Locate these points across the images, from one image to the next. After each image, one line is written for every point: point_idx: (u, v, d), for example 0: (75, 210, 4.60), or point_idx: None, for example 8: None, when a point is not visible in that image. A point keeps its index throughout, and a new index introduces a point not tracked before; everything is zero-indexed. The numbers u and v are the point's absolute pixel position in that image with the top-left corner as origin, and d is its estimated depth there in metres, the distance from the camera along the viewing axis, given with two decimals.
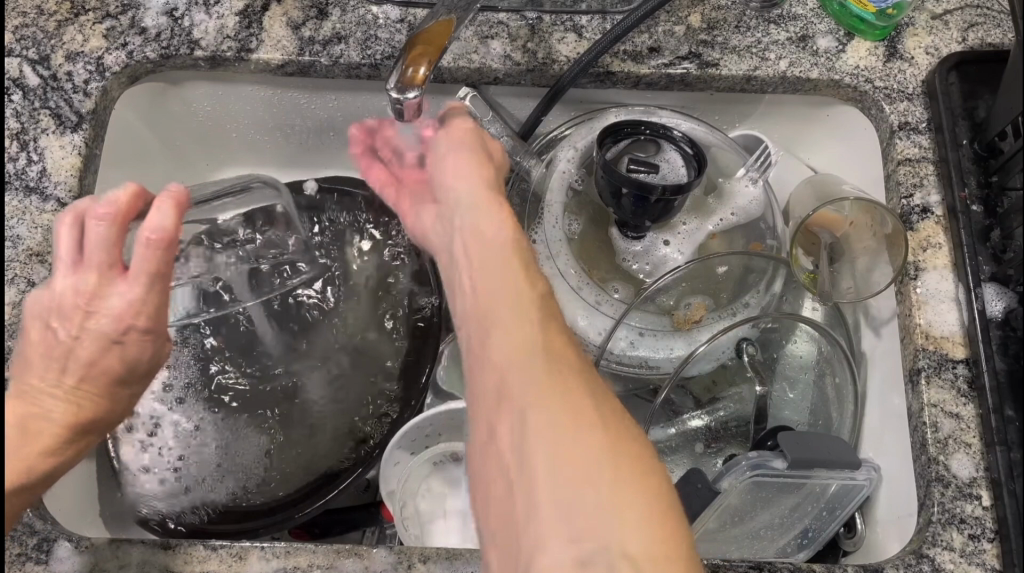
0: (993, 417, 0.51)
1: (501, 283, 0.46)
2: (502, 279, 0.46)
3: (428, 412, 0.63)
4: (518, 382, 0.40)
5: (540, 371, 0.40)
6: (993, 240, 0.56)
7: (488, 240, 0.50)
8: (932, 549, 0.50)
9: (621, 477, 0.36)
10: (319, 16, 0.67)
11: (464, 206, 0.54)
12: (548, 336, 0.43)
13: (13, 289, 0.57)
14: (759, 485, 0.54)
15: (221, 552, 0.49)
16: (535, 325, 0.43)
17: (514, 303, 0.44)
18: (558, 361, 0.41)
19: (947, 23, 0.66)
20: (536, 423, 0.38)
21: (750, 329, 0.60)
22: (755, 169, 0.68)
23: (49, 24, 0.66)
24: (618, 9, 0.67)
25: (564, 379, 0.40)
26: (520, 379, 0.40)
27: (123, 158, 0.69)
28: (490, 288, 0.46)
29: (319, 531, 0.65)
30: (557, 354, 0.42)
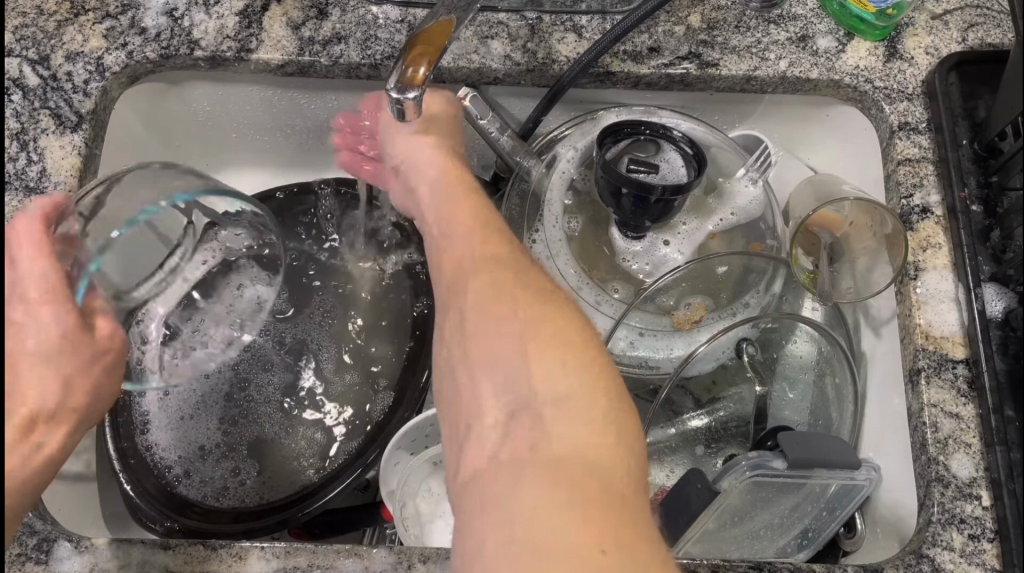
0: (993, 417, 0.51)
1: (462, 239, 0.50)
2: (459, 234, 0.50)
3: (426, 415, 0.61)
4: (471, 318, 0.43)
5: (484, 298, 0.44)
6: (993, 241, 0.56)
7: (456, 205, 0.54)
8: (932, 549, 0.50)
9: (566, 384, 0.39)
10: (319, 16, 0.67)
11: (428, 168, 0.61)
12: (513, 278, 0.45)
13: None
14: (758, 484, 0.54)
15: (221, 552, 0.49)
16: (488, 262, 0.46)
17: (477, 242, 0.49)
18: (509, 285, 0.44)
19: (947, 24, 0.66)
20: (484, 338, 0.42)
21: (750, 329, 0.60)
22: (755, 169, 0.68)
23: (49, 24, 0.66)
24: (618, 10, 0.67)
25: (514, 303, 0.43)
26: (471, 314, 0.44)
27: (123, 159, 0.69)
28: (450, 242, 0.50)
29: (319, 531, 0.64)
30: (507, 278, 0.45)
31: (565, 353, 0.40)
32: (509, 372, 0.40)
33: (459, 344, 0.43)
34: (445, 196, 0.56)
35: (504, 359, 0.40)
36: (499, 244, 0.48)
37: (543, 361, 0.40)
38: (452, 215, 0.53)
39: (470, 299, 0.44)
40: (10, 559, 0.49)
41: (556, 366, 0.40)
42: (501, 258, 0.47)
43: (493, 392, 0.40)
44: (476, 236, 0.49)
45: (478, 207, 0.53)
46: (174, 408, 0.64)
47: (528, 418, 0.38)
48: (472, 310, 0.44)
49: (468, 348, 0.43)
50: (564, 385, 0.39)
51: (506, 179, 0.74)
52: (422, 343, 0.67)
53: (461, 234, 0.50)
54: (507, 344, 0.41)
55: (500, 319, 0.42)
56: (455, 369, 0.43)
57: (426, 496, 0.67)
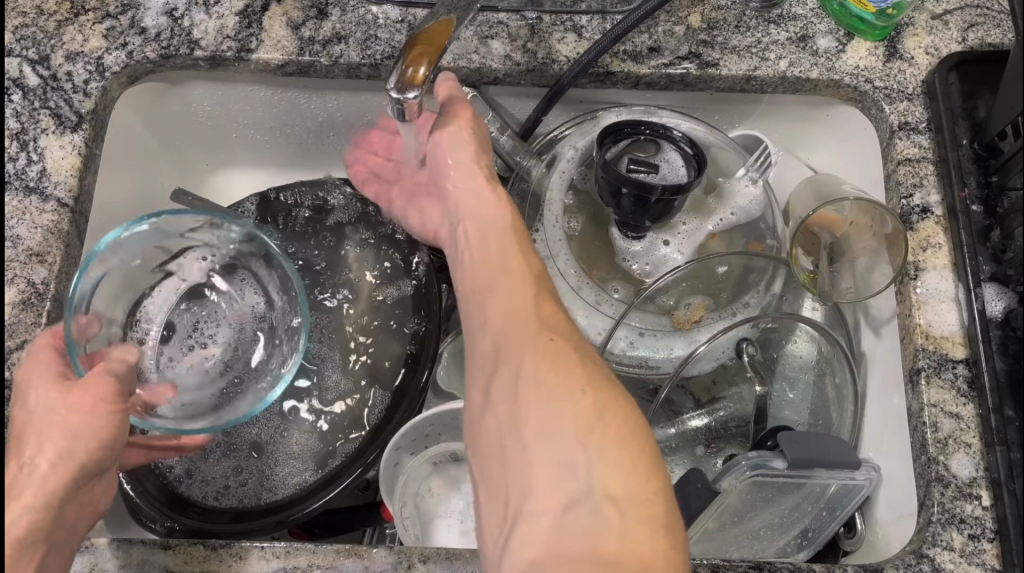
0: (993, 417, 0.51)
1: (511, 292, 0.50)
2: (506, 284, 0.51)
3: (426, 414, 0.62)
4: (521, 374, 0.44)
5: (529, 367, 0.44)
6: (993, 241, 0.56)
7: (495, 252, 0.54)
8: (932, 549, 0.50)
9: (615, 451, 0.40)
10: (319, 16, 0.67)
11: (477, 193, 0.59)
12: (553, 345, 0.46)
13: (13, 289, 0.57)
14: (758, 485, 0.54)
15: (221, 552, 0.49)
16: (540, 323, 0.47)
17: (516, 301, 0.49)
18: (562, 351, 0.45)
19: (947, 23, 0.66)
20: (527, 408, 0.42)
21: (750, 329, 0.60)
22: (755, 169, 0.68)
23: (49, 24, 0.66)
24: (618, 10, 0.67)
25: (568, 369, 0.44)
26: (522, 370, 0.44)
27: (123, 159, 0.69)
28: (496, 290, 0.51)
29: (319, 531, 0.64)
30: (559, 344, 0.46)
31: (615, 422, 0.42)
32: (558, 433, 0.41)
33: (505, 396, 0.44)
34: (485, 236, 0.56)
35: (554, 419, 0.41)
36: (551, 305, 0.49)
37: (594, 427, 0.41)
38: (496, 259, 0.54)
39: (513, 364, 0.45)
40: None
41: (608, 433, 0.41)
42: (553, 322, 0.48)
43: (540, 449, 0.41)
44: (526, 291, 0.50)
45: (525, 258, 0.53)
46: None
47: (571, 499, 0.39)
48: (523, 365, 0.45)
49: (517, 403, 0.43)
50: (614, 452, 0.40)
51: (507, 179, 0.74)
52: (422, 343, 0.67)
53: (508, 284, 0.51)
54: (558, 406, 0.42)
55: (553, 381, 0.43)
56: (501, 428, 0.44)
57: (426, 496, 0.67)
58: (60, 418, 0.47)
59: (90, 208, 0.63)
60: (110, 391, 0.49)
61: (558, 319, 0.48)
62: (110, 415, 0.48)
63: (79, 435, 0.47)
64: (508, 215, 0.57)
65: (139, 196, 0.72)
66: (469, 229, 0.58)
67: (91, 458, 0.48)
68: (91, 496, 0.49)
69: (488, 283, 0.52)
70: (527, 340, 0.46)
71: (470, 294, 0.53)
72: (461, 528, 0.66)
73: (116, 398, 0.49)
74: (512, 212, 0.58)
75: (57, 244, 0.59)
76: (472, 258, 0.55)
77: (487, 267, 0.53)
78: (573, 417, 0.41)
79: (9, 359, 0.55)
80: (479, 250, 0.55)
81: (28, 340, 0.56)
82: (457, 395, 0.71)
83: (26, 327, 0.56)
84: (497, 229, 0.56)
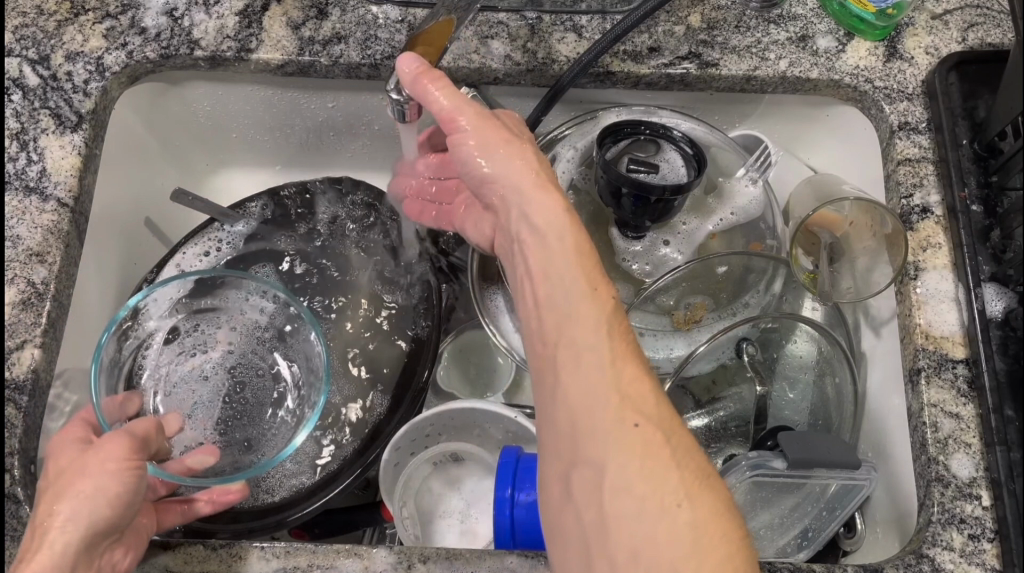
0: (993, 417, 0.51)
1: (577, 324, 0.44)
2: (569, 314, 0.45)
3: (426, 414, 0.62)
4: (596, 441, 0.40)
5: (604, 427, 0.40)
6: (993, 240, 0.56)
7: (549, 262, 0.48)
8: (933, 549, 0.49)
9: (708, 539, 0.37)
10: (319, 16, 0.67)
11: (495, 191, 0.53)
12: (630, 403, 0.41)
13: (13, 289, 0.57)
14: (758, 485, 0.55)
15: (220, 552, 0.49)
16: (616, 372, 0.42)
17: (585, 332, 0.44)
18: (642, 410, 0.41)
19: (947, 23, 0.66)
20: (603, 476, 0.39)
21: (750, 329, 0.60)
22: (755, 169, 0.68)
23: (49, 24, 0.66)
24: (618, 10, 0.67)
25: (649, 438, 0.40)
26: (596, 428, 0.40)
27: (123, 158, 0.69)
28: (561, 318, 0.45)
29: (319, 531, 0.65)
30: (637, 401, 0.41)
31: (706, 504, 0.38)
32: (643, 517, 0.38)
33: (578, 462, 0.41)
34: (539, 246, 0.49)
35: (636, 502, 0.38)
36: (626, 342, 0.43)
37: (683, 509, 0.37)
38: (553, 275, 0.47)
39: (586, 421, 0.41)
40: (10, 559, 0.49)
41: (700, 518, 0.37)
42: (629, 367, 0.42)
43: (623, 530, 0.38)
44: (597, 324, 0.44)
45: (589, 277, 0.46)
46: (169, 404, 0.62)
47: None
48: (596, 427, 0.40)
49: (594, 471, 0.40)
50: (707, 544, 0.37)
51: None
52: (422, 343, 0.67)
53: (573, 312, 0.45)
54: (640, 483, 0.38)
55: (636, 455, 0.39)
56: (572, 491, 0.41)
57: (427, 496, 0.67)
58: (75, 478, 0.46)
59: (90, 208, 0.63)
60: (125, 450, 0.48)
61: (634, 361, 0.43)
62: (124, 474, 0.47)
63: (92, 493, 0.45)
64: (565, 223, 0.49)
65: (139, 193, 0.72)
66: (522, 238, 0.51)
67: (108, 516, 0.45)
68: (108, 559, 0.46)
69: (548, 306, 0.46)
70: (600, 395, 0.41)
71: (531, 316, 0.48)
72: (461, 528, 0.66)
73: (133, 457, 0.48)
74: (568, 217, 0.49)
75: (57, 244, 0.59)
76: (529, 271, 0.49)
77: (545, 284, 0.47)
78: (659, 502, 0.38)
79: (9, 358, 0.55)
80: (532, 258, 0.49)
81: (27, 340, 0.56)
82: (457, 395, 0.71)
83: (26, 326, 0.56)
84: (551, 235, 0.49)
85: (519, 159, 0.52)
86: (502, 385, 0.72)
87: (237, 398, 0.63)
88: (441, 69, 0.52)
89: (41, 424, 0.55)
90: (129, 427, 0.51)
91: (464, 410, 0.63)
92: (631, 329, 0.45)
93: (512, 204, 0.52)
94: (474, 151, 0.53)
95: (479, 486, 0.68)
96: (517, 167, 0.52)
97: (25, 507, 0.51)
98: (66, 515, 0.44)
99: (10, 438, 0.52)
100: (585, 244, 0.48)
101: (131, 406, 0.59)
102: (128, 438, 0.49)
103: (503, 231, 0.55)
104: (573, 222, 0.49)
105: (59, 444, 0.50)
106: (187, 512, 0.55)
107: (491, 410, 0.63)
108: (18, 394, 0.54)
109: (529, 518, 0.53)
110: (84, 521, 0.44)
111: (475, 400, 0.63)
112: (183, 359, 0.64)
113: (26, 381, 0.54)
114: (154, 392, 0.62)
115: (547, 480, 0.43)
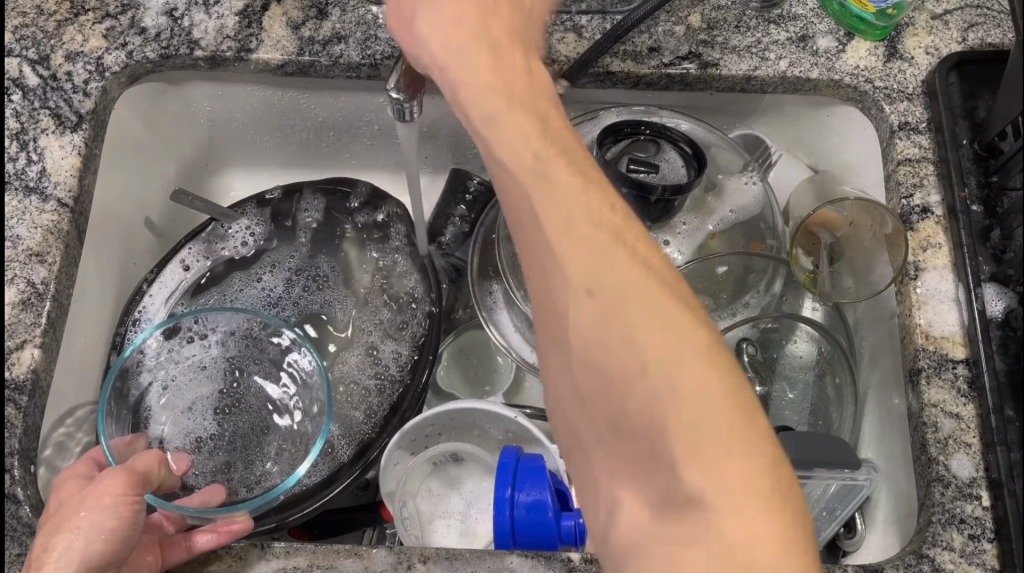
0: (993, 417, 0.51)
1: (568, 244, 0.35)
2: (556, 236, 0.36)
3: (427, 413, 0.63)
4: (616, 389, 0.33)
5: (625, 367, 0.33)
6: (993, 241, 0.56)
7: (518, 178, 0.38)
8: (933, 549, 0.49)
9: (759, 483, 0.31)
10: (319, 16, 0.67)
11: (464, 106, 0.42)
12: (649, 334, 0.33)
13: (13, 290, 0.57)
14: None
15: (221, 553, 0.50)
16: (626, 297, 0.34)
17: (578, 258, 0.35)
18: (663, 343, 0.33)
19: (947, 24, 0.66)
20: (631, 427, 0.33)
21: (750, 329, 0.61)
22: (755, 168, 0.69)
23: (49, 24, 0.66)
24: (618, 10, 0.67)
25: (678, 371, 0.32)
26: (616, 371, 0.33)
27: (122, 157, 0.69)
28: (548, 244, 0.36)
29: (320, 531, 0.64)
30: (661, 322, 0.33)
31: (749, 434, 0.32)
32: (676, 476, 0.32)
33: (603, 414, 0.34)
34: (499, 137, 0.39)
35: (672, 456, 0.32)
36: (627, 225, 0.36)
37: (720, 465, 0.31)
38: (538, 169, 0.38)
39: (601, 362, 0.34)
40: (10, 559, 0.49)
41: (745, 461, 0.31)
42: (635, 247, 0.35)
43: (660, 485, 0.32)
44: (591, 240, 0.35)
45: (568, 183, 0.37)
46: (174, 404, 0.62)
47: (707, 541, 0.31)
48: (609, 363, 0.34)
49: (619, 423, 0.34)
50: (760, 487, 0.31)
51: None
52: (421, 343, 0.67)
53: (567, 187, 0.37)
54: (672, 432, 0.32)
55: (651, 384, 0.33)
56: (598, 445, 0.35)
57: (427, 495, 0.67)
58: (71, 513, 0.46)
59: (90, 208, 0.63)
60: (121, 485, 0.48)
61: (644, 276, 0.34)
62: (119, 509, 0.47)
63: (85, 528, 0.45)
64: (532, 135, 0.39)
65: (138, 197, 0.72)
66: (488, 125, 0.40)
67: (102, 552, 0.45)
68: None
69: (531, 232, 0.37)
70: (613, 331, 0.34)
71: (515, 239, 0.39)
72: (461, 528, 0.66)
73: (130, 492, 0.48)
74: (535, 126, 0.39)
75: (57, 244, 0.59)
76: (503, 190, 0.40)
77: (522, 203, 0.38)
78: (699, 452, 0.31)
79: (9, 358, 0.55)
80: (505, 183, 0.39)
81: (27, 340, 0.56)
82: (457, 395, 0.72)
83: (26, 326, 0.56)
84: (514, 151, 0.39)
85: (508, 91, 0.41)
86: (502, 384, 0.72)
87: (239, 396, 0.63)
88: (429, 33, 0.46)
89: (41, 424, 0.55)
90: (131, 463, 0.51)
91: (464, 410, 0.64)
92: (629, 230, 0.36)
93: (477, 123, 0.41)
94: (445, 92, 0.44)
95: (478, 487, 0.68)
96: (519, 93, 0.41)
97: (25, 507, 0.51)
98: (60, 551, 0.44)
99: (10, 438, 0.52)
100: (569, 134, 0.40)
101: (139, 444, 0.57)
102: (126, 473, 0.49)
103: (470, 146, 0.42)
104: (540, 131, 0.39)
105: (62, 481, 0.50)
106: (191, 548, 0.49)
107: (491, 410, 0.64)
108: (18, 394, 0.54)
109: (529, 518, 0.53)
110: (77, 556, 0.44)
111: (476, 401, 0.64)
112: (183, 361, 0.64)
113: (26, 381, 0.54)
114: (160, 397, 0.62)
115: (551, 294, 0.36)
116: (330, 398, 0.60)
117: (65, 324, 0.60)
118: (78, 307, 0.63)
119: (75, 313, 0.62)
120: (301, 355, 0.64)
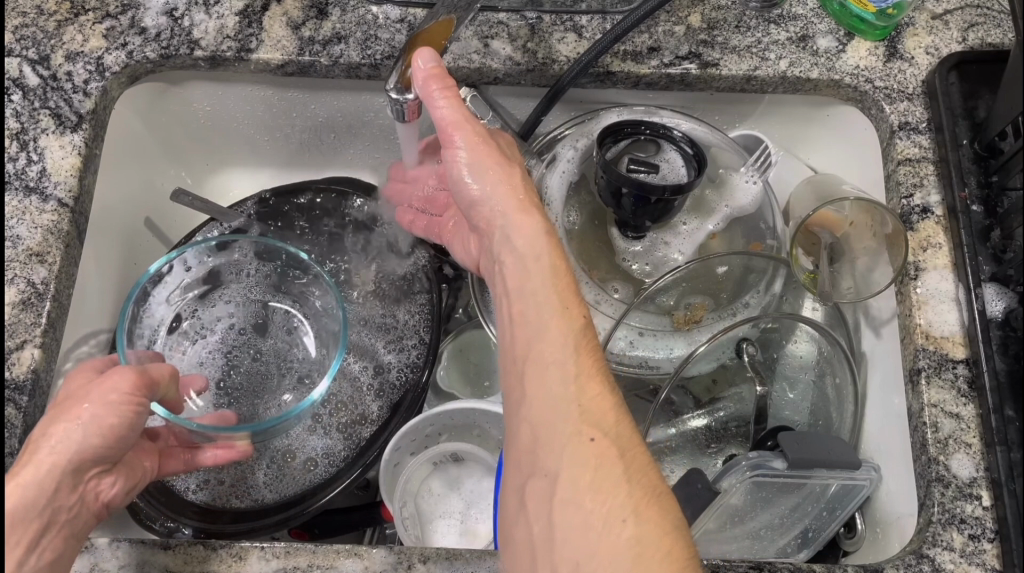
0: (993, 417, 0.51)
1: (545, 341, 0.44)
2: (540, 330, 0.45)
3: (427, 414, 0.63)
4: (551, 454, 0.40)
5: (562, 416, 0.41)
6: (993, 241, 0.56)
7: (522, 267, 0.48)
8: (933, 549, 0.49)
9: (649, 556, 0.37)
10: (319, 16, 0.67)
11: (512, 249, 0.50)
12: (574, 411, 0.41)
13: (13, 289, 0.57)
14: (759, 485, 0.54)
15: (221, 552, 0.49)
16: (579, 389, 0.42)
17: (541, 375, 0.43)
18: (600, 425, 0.41)
19: (947, 23, 0.66)
20: (558, 475, 0.39)
21: (750, 329, 0.60)
22: (755, 168, 0.68)
23: (49, 24, 0.66)
24: (618, 10, 0.67)
25: (603, 451, 0.40)
26: (555, 445, 0.40)
27: (123, 160, 0.69)
28: (531, 336, 0.45)
29: (319, 531, 0.63)
30: (601, 414, 0.41)
31: (654, 524, 0.38)
32: (591, 528, 0.38)
33: (534, 474, 0.40)
34: (526, 223, 0.50)
35: (584, 515, 0.38)
36: (592, 361, 0.43)
37: (628, 526, 0.37)
38: (528, 291, 0.47)
39: (546, 437, 0.41)
40: None
41: (643, 533, 0.37)
42: (592, 385, 0.42)
43: (563, 509, 0.39)
44: (565, 337, 0.44)
45: (556, 292, 0.46)
46: None
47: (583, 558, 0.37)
48: (531, 489, 0.40)
49: (547, 481, 0.40)
50: (647, 557, 0.37)
51: None
52: (422, 342, 0.66)
53: (545, 338, 0.44)
54: (589, 496, 0.38)
55: (589, 469, 0.39)
56: (520, 490, 0.41)
57: (426, 495, 0.67)
58: (76, 401, 0.47)
59: (90, 208, 0.63)
60: (128, 384, 0.48)
61: (601, 384, 0.43)
62: (122, 408, 0.48)
63: (86, 420, 0.47)
64: (545, 244, 0.49)
65: (139, 195, 0.72)
66: (502, 258, 0.51)
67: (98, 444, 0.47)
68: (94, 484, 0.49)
69: (514, 319, 0.47)
70: (560, 408, 0.41)
71: (504, 331, 0.48)
72: (461, 528, 0.66)
73: (136, 393, 0.49)
74: (548, 238, 0.49)
75: (57, 244, 0.59)
76: (506, 287, 0.49)
77: (521, 303, 0.47)
78: (606, 514, 0.38)
79: (9, 358, 0.55)
80: (516, 291, 0.48)
81: (27, 340, 0.56)
82: (457, 395, 0.72)
83: (26, 326, 0.56)
84: (523, 261, 0.49)
85: (510, 182, 0.52)
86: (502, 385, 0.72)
87: (237, 389, 0.63)
88: (456, 81, 0.53)
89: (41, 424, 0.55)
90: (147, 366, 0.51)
91: (465, 410, 0.64)
92: (605, 366, 0.44)
93: (495, 223, 0.52)
94: (466, 168, 0.52)
95: (479, 486, 0.68)
96: (502, 189, 0.52)
97: None
98: (58, 436, 0.46)
99: (10, 438, 0.53)
100: (563, 267, 0.48)
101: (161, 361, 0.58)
102: (137, 374, 0.49)
103: (487, 252, 0.54)
104: (553, 244, 0.49)
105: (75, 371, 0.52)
106: (189, 461, 0.57)
107: (491, 410, 0.64)
108: (18, 394, 0.54)
109: None
110: (72, 447, 0.46)
111: (476, 401, 0.64)
112: (184, 354, 0.65)
113: (26, 381, 0.54)
114: None
115: (506, 501, 0.42)
116: (344, 331, 0.61)
117: (65, 324, 0.60)
118: (78, 306, 0.63)
119: (74, 312, 0.62)
120: (312, 324, 0.67)
